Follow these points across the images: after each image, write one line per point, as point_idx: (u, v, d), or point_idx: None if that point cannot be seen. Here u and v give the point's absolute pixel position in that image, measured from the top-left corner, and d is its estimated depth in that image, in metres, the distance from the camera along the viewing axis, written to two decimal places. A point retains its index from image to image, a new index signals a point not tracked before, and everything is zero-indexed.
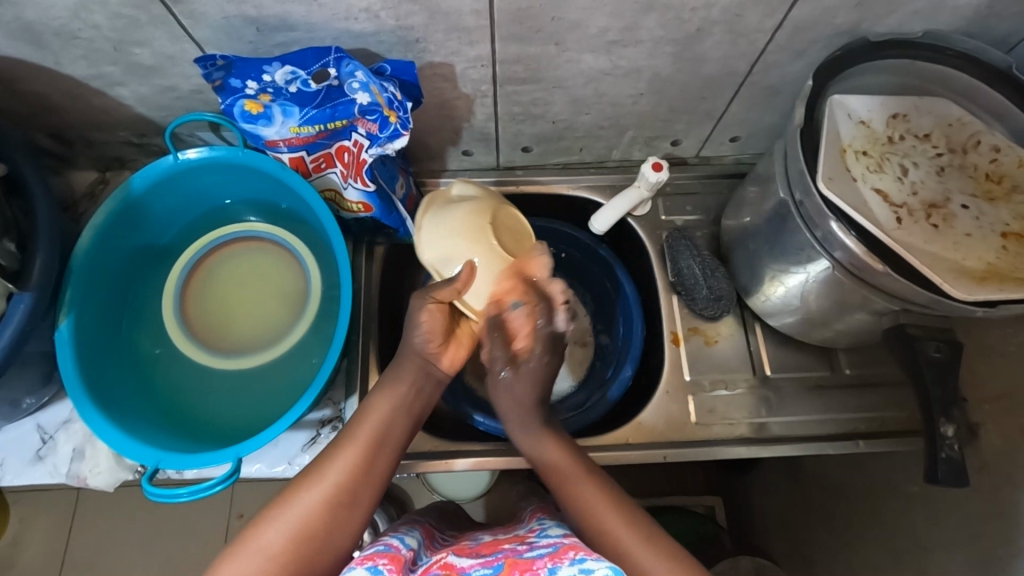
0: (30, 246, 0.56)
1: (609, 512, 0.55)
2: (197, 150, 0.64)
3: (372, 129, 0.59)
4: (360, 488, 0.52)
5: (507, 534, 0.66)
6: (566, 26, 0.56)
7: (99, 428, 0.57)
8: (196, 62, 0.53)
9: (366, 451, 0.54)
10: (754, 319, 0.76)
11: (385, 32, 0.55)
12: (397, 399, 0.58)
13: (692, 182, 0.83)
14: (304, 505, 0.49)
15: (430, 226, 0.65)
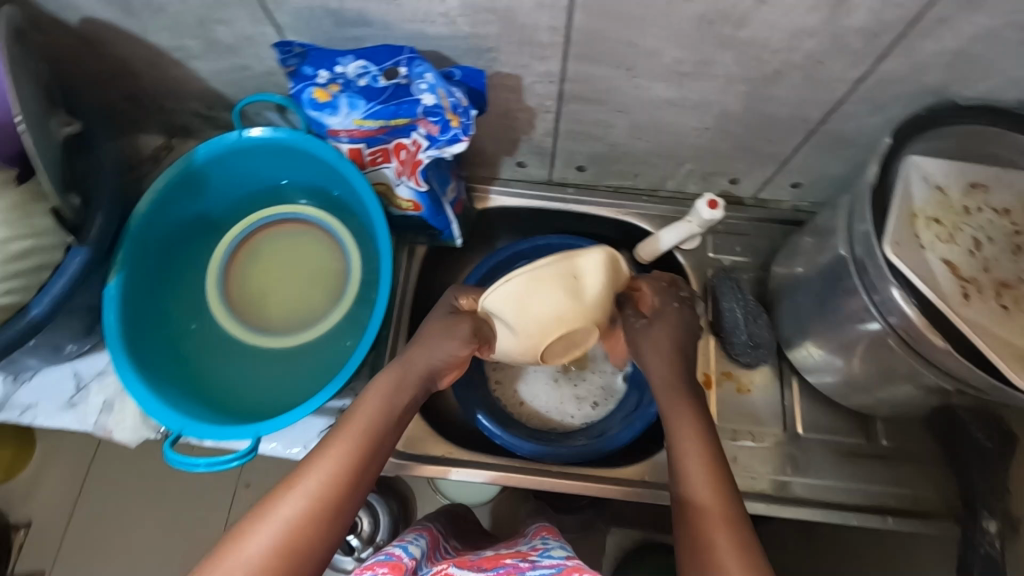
0: (92, 202, 0.58)
1: (723, 532, 0.48)
2: (262, 129, 0.65)
3: (433, 131, 0.59)
4: (344, 495, 0.50)
5: (507, 548, 0.65)
6: (640, 53, 0.55)
7: (132, 386, 0.58)
8: (276, 47, 0.55)
9: (349, 455, 0.52)
10: (791, 372, 0.74)
11: (459, 39, 0.56)
12: (378, 405, 0.58)
13: (745, 224, 0.81)
14: (287, 511, 0.47)
15: (528, 280, 0.56)
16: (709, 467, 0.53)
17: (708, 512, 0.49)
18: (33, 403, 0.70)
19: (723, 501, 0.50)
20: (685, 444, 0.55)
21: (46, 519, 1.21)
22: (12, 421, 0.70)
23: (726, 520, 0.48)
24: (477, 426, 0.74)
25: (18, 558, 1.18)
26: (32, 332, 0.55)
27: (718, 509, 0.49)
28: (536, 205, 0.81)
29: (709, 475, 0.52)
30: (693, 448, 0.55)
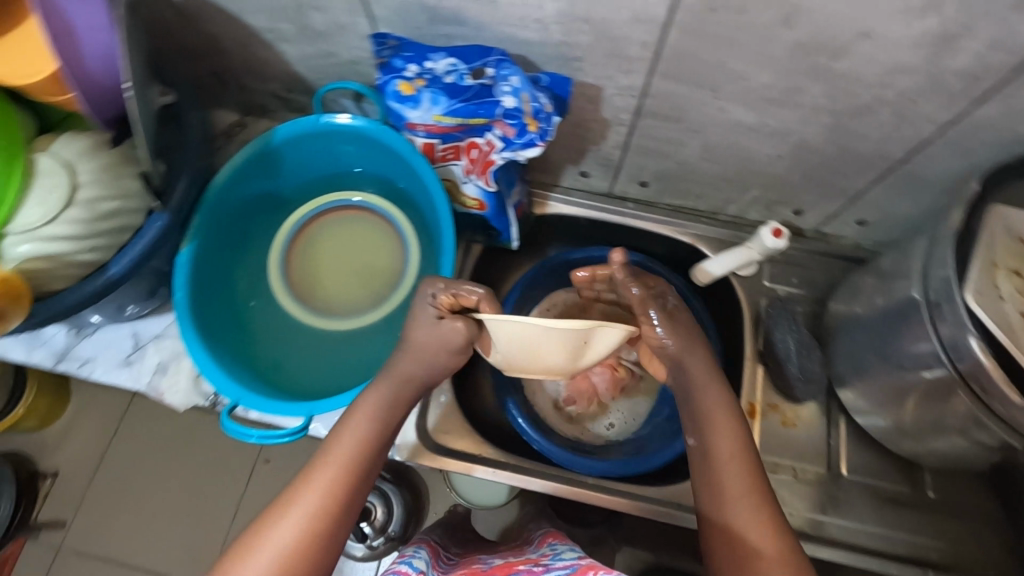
0: (174, 171, 0.60)
1: (771, 549, 0.49)
2: (349, 117, 0.66)
3: (508, 134, 0.60)
4: (337, 522, 0.50)
5: (517, 557, 0.66)
6: (728, 75, 0.55)
7: (195, 352, 0.60)
8: (373, 38, 0.57)
9: (339, 480, 0.51)
10: (839, 412, 0.72)
11: (548, 46, 0.56)
12: (366, 425, 0.54)
13: (804, 256, 0.80)
14: (280, 541, 0.47)
15: (543, 340, 0.53)
16: (749, 475, 0.53)
17: (754, 528, 0.50)
18: (92, 356, 0.73)
19: (766, 515, 0.51)
20: (722, 447, 0.55)
21: (77, 467, 1.27)
22: (70, 372, 0.72)
23: (774, 537, 0.50)
24: (513, 425, 0.74)
25: (41, 505, 1.25)
26: (107, 290, 0.56)
27: (768, 525, 0.50)
28: (594, 215, 0.81)
29: (751, 486, 0.52)
30: (730, 452, 0.54)
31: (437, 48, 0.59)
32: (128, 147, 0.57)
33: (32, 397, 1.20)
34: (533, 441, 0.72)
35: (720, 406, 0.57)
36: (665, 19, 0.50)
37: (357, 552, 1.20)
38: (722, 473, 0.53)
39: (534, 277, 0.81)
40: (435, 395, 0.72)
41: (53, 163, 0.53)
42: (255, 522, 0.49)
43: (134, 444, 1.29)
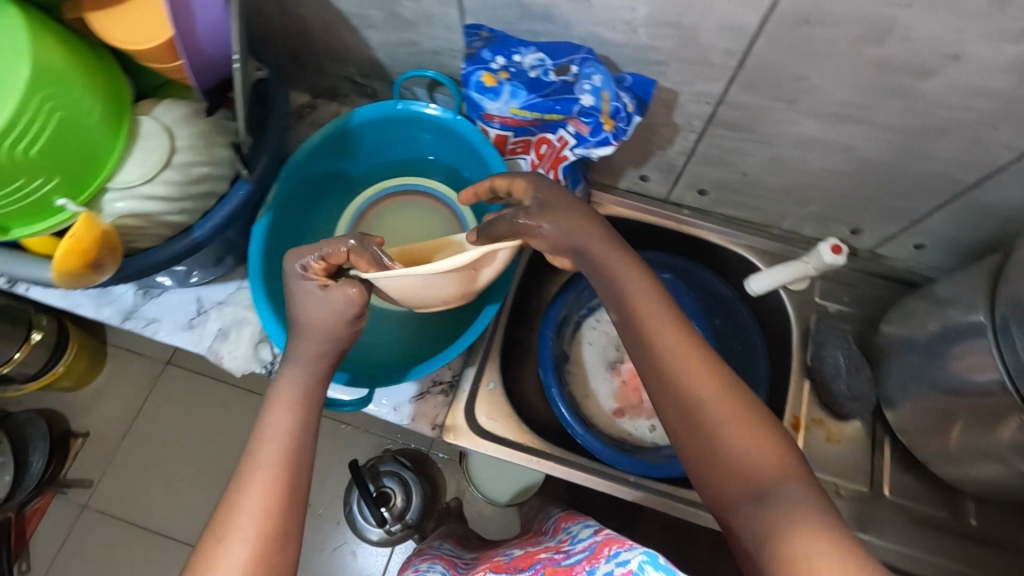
0: (258, 143, 0.62)
1: (721, 402, 0.46)
2: (435, 108, 0.68)
3: (582, 131, 0.62)
4: (296, 496, 0.48)
5: (538, 547, 0.64)
6: (808, 88, 0.56)
7: (265, 319, 0.62)
8: (465, 29, 0.59)
9: (284, 455, 0.49)
10: (884, 434, 0.72)
11: (632, 47, 0.58)
12: (294, 397, 0.53)
13: (856, 276, 0.80)
14: (246, 530, 0.45)
15: (430, 279, 0.55)
16: (692, 362, 0.48)
17: (706, 419, 0.46)
18: (156, 318, 0.75)
19: (735, 407, 0.46)
20: (664, 348, 0.49)
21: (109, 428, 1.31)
22: (134, 331, 0.75)
23: (741, 423, 0.45)
24: (557, 416, 0.76)
25: (71, 463, 1.28)
26: (189, 252, 0.59)
27: (727, 412, 0.46)
28: (648, 220, 0.83)
29: (695, 366, 0.48)
30: (674, 348, 0.49)
31: (524, 42, 0.60)
32: (220, 119, 0.60)
33: (71, 356, 1.24)
34: (572, 431, 0.75)
35: (644, 297, 0.52)
36: (756, 28, 0.51)
37: (373, 537, 1.22)
38: (665, 367, 0.48)
39: (580, 284, 0.85)
40: (485, 381, 0.74)
41: (155, 126, 0.55)
42: (211, 525, 0.46)
43: (167, 409, 1.32)
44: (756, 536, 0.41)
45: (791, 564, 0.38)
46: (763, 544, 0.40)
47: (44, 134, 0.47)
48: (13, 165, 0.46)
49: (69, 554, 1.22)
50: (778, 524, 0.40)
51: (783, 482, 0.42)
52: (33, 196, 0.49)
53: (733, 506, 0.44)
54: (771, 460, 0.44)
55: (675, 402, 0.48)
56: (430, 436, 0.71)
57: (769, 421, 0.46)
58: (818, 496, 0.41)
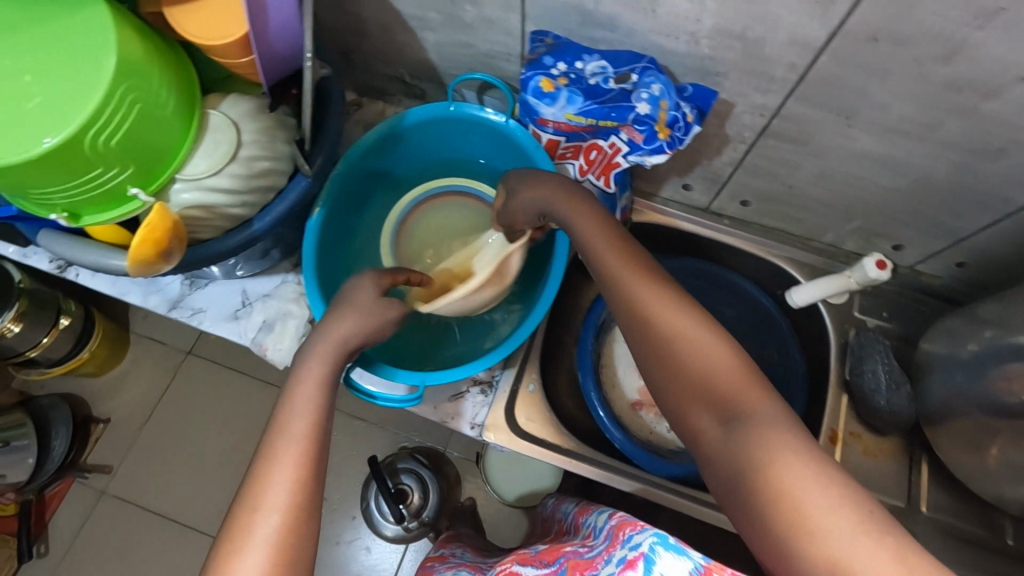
0: (314, 140, 0.62)
1: (677, 323, 0.49)
2: (497, 115, 0.70)
3: (636, 139, 0.63)
4: (318, 472, 0.48)
5: (566, 540, 0.62)
6: (867, 103, 0.56)
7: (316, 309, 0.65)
8: (532, 34, 0.61)
9: (311, 434, 0.49)
10: (921, 451, 0.73)
11: (693, 58, 0.58)
12: (318, 380, 0.52)
13: (895, 291, 0.80)
14: (275, 508, 0.45)
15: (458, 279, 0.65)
16: (656, 295, 0.50)
17: (674, 350, 0.48)
18: (201, 308, 0.76)
19: (700, 334, 0.48)
20: (636, 290, 0.51)
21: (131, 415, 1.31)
22: (180, 320, 0.76)
23: (707, 346, 0.47)
24: (596, 418, 0.77)
25: (91, 449, 1.28)
26: (247, 244, 0.60)
27: (695, 338, 0.48)
28: (689, 229, 0.84)
29: (664, 306, 0.50)
30: (630, 279, 0.52)
31: (588, 49, 0.61)
32: (282, 115, 0.61)
33: (96, 343, 1.25)
34: (610, 435, 0.76)
35: (608, 253, 0.55)
36: (822, 43, 0.52)
37: (387, 533, 1.22)
38: (637, 306, 0.51)
39: None
40: (525, 382, 0.75)
41: (223, 120, 0.56)
42: (235, 506, 0.45)
43: (187, 398, 1.32)
44: (724, 448, 0.44)
45: (775, 476, 0.40)
46: (738, 459, 0.43)
47: (124, 125, 0.48)
48: (93, 153, 0.47)
49: (87, 538, 1.22)
50: (752, 438, 0.42)
51: (747, 400, 0.45)
52: (105, 184, 0.50)
53: (701, 422, 0.47)
54: (724, 369, 0.46)
55: (646, 342, 0.50)
56: (468, 434, 0.73)
57: (729, 340, 0.48)
58: (779, 407, 0.44)
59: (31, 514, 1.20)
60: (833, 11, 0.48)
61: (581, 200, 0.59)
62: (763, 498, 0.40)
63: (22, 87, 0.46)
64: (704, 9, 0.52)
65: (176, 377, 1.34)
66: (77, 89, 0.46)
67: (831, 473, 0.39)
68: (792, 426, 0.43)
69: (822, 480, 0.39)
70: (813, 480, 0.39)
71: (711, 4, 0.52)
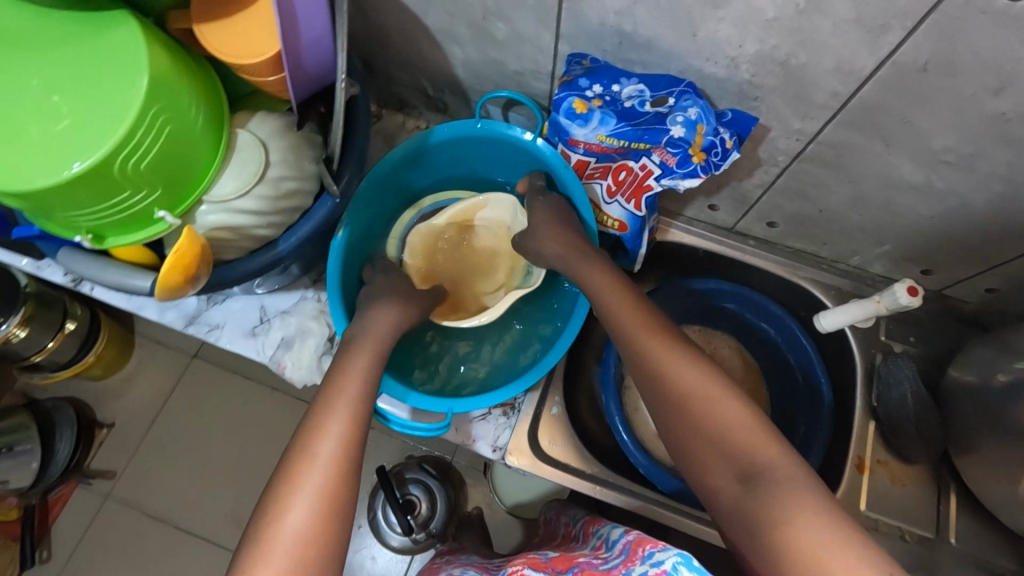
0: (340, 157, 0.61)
1: (694, 377, 0.53)
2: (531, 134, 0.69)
3: (668, 161, 0.61)
4: (356, 454, 0.53)
5: (575, 552, 0.63)
6: (910, 132, 0.55)
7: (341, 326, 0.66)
8: (569, 55, 0.60)
9: (340, 452, 0.52)
10: (950, 478, 0.72)
11: (731, 81, 0.57)
12: (352, 399, 0.56)
13: (922, 315, 0.79)
14: (297, 519, 0.48)
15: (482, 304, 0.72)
16: (671, 350, 0.55)
17: (692, 404, 0.52)
18: (219, 324, 0.75)
19: (714, 390, 0.52)
20: (657, 349, 0.56)
21: (130, 423, 1.25)
22: (197, 336, 0.75)
23: (723, 402, 0.51)
24: (618, 439, 0.75)
25: (96, 452, 1.23)
26: (271, 265, 0.59)
27: (711, 393, 0.52)
28: (713, 249, 0.83)
29: (682, 363, 0.54)
30: (647, 335, 0.57)
31: (626, 72, 0.60)
32: (309, 133, 0.60)
33: (103, 345, 1.20)
34: (634, 459, 0.74)
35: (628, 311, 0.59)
36: (869, 72, 0.50)
37: (394, 543, 1.19)
38: (656, 363, 0.55)
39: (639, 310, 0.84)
40: (548, 405, 0.74)
41: (250, 139, 0.55)
42: (262, 511, 0.49)
43: (193, 402, 1.26)
44: (739, 500, 0.47)
45: (788, 522, 0.43)
46: (751, 509, 0.46)
47: (155, 147, 0.47)
48: (122, 176, 0.46)
49: (90, 545, 1.17)
50: (767, 490, 0.45)
51: (763, 452, 0.48)
52: (133, 206, 0.49)
53: (719, 475, 0.49)
54: (739, 422, 0.50)
55: (663, 396, 0.54)
56: (490, 458, 0.71)
57: (742, 396, 0.52)
58: (793, 460, 0.47)
59: (35, 517, 1.15)
60: (884, 41, 0.47)
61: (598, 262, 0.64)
62: (775, 545, 0.43)
63: (51, 107, 0.45)
64: (748, 35, 0.51)
65: (184, 377, 1.28)
66: (109, 111, 0.44)
67: (840, 524, 0.42)
68: (807, 480, 0.45)
69: (832, 531, 0.42)
70: (823, 527, 0.42)
71: (755, 30, 0.50)
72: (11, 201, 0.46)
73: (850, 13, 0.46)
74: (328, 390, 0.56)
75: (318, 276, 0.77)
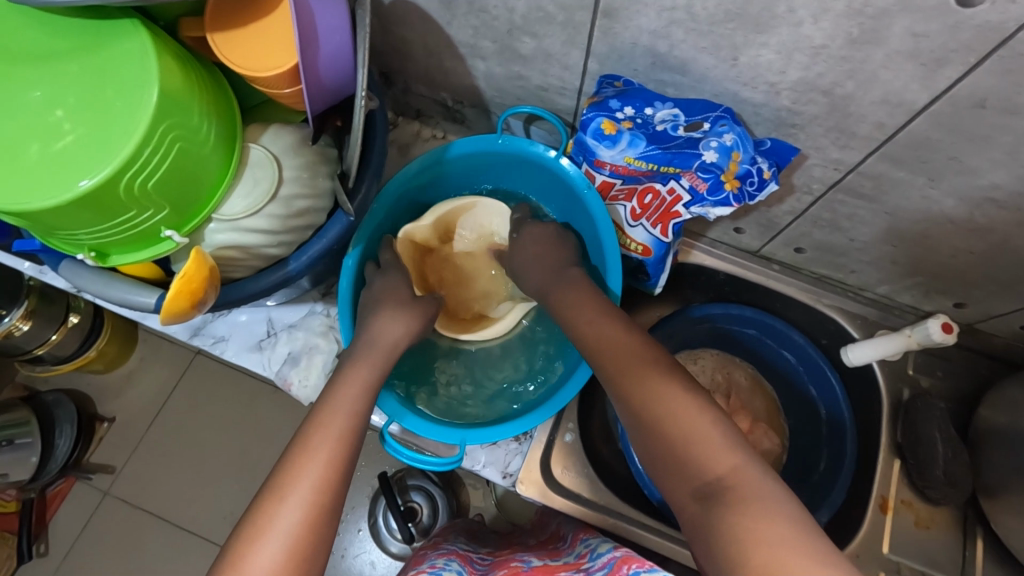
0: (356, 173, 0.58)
1: (658, 388, 0.48)
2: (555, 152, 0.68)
3: (698, 186, 0.59)
4: (338, 494, 0.49)
5: (555, 559, 0.61)
6: (958, 169, 0.52)
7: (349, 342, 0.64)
8: (601, 76, 0.58)
9: (318, 491, 0.47)
10: (976, 522, 0.69)
11: (770, 107, 0.54)
12: (340, 430, 0.51)
13: (951, 349, 0.76)
14: (262, 569, 0.43)
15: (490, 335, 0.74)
16: (639, 362, 0.51)
17: (652, 421, 0.47)
18: (224, 336, 0.72)
19: (682, 403, 0.47)
20: (621, 365, 0.52)
21: (130, 420, 1.23)
22: (202, 348, 0.72)
23: (689, 416, 0.46)
24: (632, 465, 0.75)
25: (96, 447, 1.21)
26: (281, 284, 0.57)
27: (674, 408, 0.47)
28: (735, 272, 0.80)
29: (647, 376, 0.49)
30: (618, 349, 0.53)
31: (660, 95, 0.58)
32: (324, 147, 0.57)
33: (105, 341, 1.16)
34: (648, 488, 0.74)
35: (602, 331, 0.56)
36: (919, 106, 0.47)
37: (392, 549, 1.13)
38: (623, 380, 0.50)
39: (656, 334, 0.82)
40: (561, 432, 0.72)
41: (264, 155, 0.53)
42: (229, 551, 0.45)
43: (195, 401, 1.23)
44: (702, 526, 0.42)
45: (748, 553, 0.38)
46: (706, 534, 0.41)
47: (161, 166, 0.44)
48: (128, 195, 0.44)
49: (90, 540, 1.16)
50: (722, 514, 0.41)
51: (728, 471, 0.42)
52: (140, 225, 0.47)
53: (683, 496, 0.44)
54: (704, 437, 0.44)
55: (629, 412, 0.49)
56: (500, 484, 0.69)
57: (712, 410, 0.46)
58: (770, 487, 0.41)
59: (32, 513, 1.13)
60: (940, 75, 0.44)
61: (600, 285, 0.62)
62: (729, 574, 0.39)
63: (53, 124, 0.42)
64: (792, 62, 0.48)
65: (186, 375, 1.25)
66: (112, 131, 0.42)
67: (801, 553, 0.37)
68: (774, 501, 0.40)
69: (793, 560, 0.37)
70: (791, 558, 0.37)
71: (800, 58, 0.47)
72: (13, 220, 0.44)
73: (905, 45, 0.43)
74: (316, 418, 0.52)
75: (327, 289, 0.74)
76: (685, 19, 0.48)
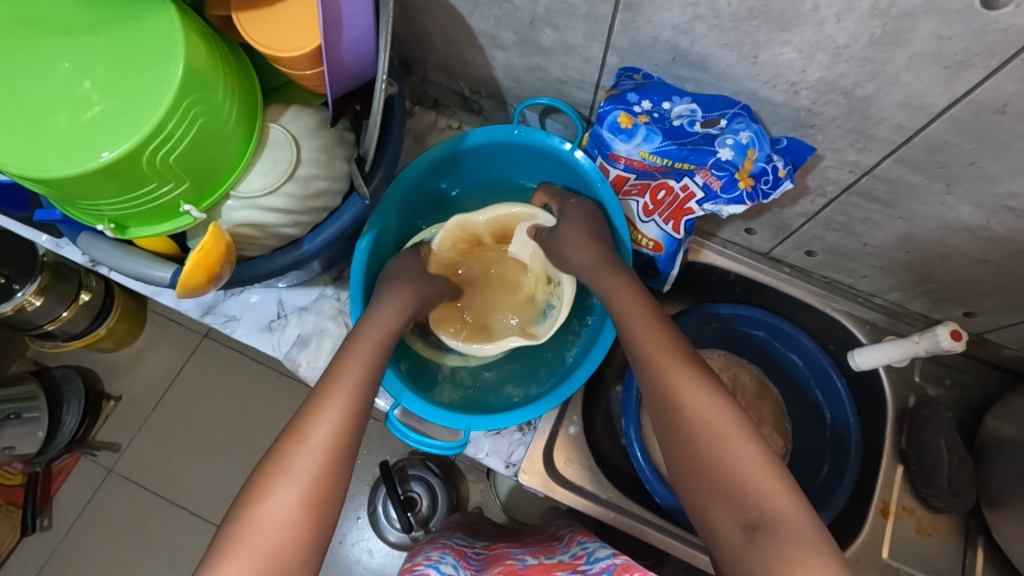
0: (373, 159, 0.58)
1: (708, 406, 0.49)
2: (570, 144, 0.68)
3: (712, 184, 0.59)
4: (348, 448, 0.50)
5: (550, 557, 0.61)
6: (976, 175, 0.52)
7: None
8: (621, 68, 0.58)
9: (329, 445, 0.49)
10: (978, 532, 0.69)
11: (789, 107, 0.54)
12: (349, 392, 0.53)
13: (960, 358, 0.76)
14: (278, 516, 0.46)
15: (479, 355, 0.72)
16: (682, 375, 0.51)
17: (704, 442, 0.48)
18: (235, 316, 0.73)
19: (732, 429, 0.48)
20: (675, 372, 0.52)
21: (137, 398, 1.24)
22: (213, 327, 0.73)
23: (739, 443, 0.47)
24: (633, 461, 0.74)
25: (102, 424, 1.22)
26: (295, 265, 0.57)
27: (728, 433, 0.48)
28: (746, 273, 0.80)
29: (697, 393, 0.50)
30: (664, 355, 0.53)
31: (677, 90, 0.58)
32: (342, 130, 0.58)
33: (115, 319, 1.18)
34: (650, 486, 0.72)
35: (647, 329, 0.56)
36: (939, 109, 0.47)
37: (391, 538, 1.13)
38: (666, 391, 0.51)
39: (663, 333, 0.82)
40: (565, 425, 0.72)
41: (282, 135, 0.53)
42: (241, 500, 0.47)
43: (202, 382, 1.24)
44: (745, 554, 0.43)
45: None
46: (750, 563, 0.43)
47: (184, 140, 0.45)
48: (150, 167, 0.44)
49: (93, 516, 1.17)
50: (769, 548, 0.42)
51: (777, 505, 0.44)
52: (160, 198, 0.48)
53: (726, 521, 0.45)
54: (754, 467, 0.46)
55: (677, 430, 0.50)
56: (503, 473, 0.69)
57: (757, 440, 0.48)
58: (812, 522, 0.43)
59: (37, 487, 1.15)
60: (962, 79, 0.44)
61: (610, 276, 0.62)
62: None
63: (80, 95, 0.43)
64: (813, 61, 0.48)
65: (194, 356, 1.26)
66: (139, 104, 0.42)
67: None
68: (823, 546, 0.42)
69: None
70: None
71: (822, 57, 0.47)
72: (37, 187, 0.45)
73: (929, 48, 0.43)
74: (320, 394, 0.52)
75: (338, 274, 0.74)
76: (708, 14, 0.48)
